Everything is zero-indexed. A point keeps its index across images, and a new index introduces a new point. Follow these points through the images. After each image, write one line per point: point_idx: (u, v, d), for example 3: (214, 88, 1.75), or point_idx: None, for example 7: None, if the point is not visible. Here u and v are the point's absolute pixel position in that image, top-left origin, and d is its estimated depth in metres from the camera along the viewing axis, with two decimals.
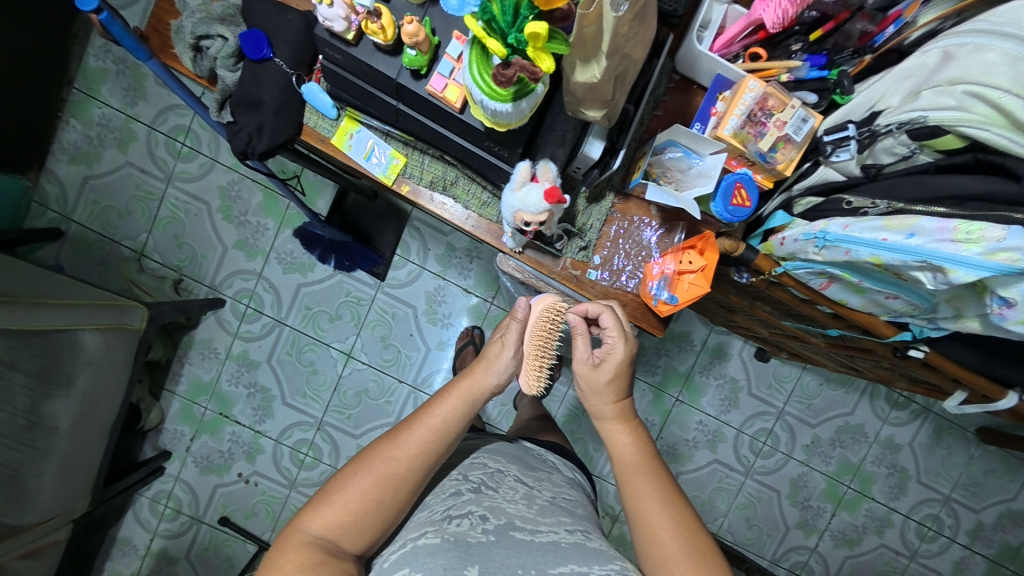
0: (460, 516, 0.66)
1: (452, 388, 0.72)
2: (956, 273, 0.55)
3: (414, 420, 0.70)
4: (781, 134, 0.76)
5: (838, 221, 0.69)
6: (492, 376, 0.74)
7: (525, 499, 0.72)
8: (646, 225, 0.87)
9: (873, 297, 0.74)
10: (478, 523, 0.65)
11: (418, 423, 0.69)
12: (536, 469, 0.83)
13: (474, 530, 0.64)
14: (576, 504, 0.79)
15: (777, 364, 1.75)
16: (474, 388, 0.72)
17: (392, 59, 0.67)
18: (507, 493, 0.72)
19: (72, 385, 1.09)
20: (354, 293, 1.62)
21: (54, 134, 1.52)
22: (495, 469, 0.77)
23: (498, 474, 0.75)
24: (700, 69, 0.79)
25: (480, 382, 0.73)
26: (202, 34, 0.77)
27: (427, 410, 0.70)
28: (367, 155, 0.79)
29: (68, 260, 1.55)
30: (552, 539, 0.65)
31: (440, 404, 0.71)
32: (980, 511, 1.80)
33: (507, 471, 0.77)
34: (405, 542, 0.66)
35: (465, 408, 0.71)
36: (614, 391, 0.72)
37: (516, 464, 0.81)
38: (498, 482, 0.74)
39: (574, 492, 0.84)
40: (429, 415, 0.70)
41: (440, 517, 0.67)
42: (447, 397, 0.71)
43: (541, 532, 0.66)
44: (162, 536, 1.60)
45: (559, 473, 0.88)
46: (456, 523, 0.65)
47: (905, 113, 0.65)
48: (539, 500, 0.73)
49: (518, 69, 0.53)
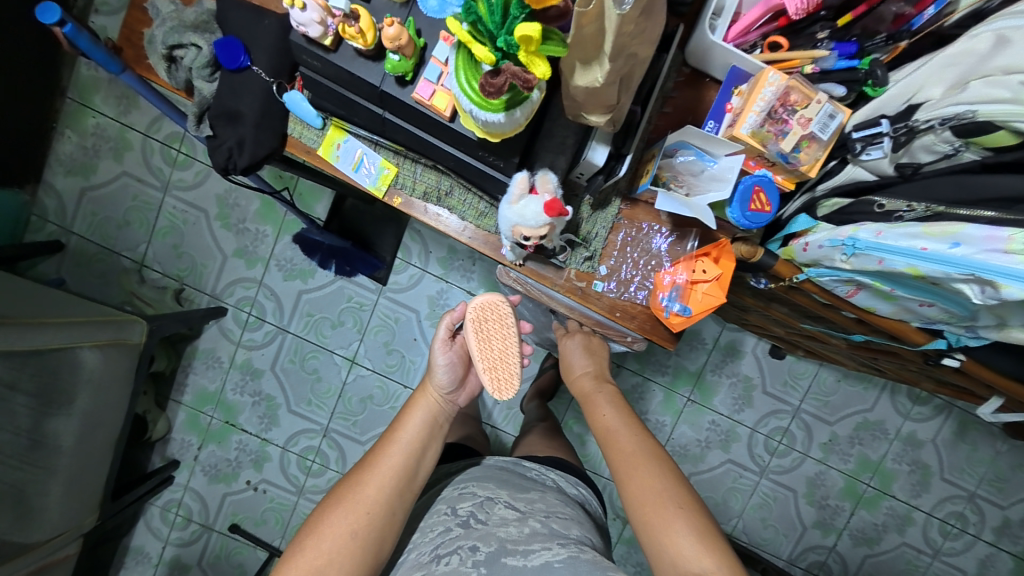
0: (449, 553, 0.64)
1: (414, 404, 0.72)
2: (1009, 288, 0.49)
3: (381, 443, 0.69)
4: (805, 132, 0.69)
5: (869, 226, 0.62)
6: (437, 379, 0.74)
7: (517, 523, 0.68)
8: (656, 232, 0.81)
9: (905, 304, 0.68)
10: (469, 556, 0.63)
11: (385, 445, 0.68)
12: (527, 490, 0.78)
13: (464, 564, 0.62)
14: (574, 523, 0.73)
15: (794, 361, 1.69)
16: (431, 395, 0.73)
17: (374, 65, 0.62)
18: (497, 522, 0.68)
19: (73, 404, 1.06)
20: (355, 298, 1.58)
21: (49, 146, 1.49)
22: (485, 498, 0.72)
23: (488, 503, 0.71)
24: (713, 62, 0.72)
25: (437, 387, 0.74)
26: (175, 44, 0.72)
27: (392, 430, 0.70)
28: (356, 165, 0.74)
29: (70, 274, 1.53)
30: (545, 561, 0.61)
31: (404, 421, 0.70)
32: (1007, 508, 1.73)
33: (499, 497, 0.73)
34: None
35: (426, 419, 0.71)
36: (590, 365, 0.85)
37: (506, 488, 0.76)
38: (487, 512, 0.70)
39: (573, 511, 0.78)
40: (393, 434, 0.69)
41: (429, 559, 0.65)
42: (410, 413, 0.71)
43: (534, 554, 0.62)
44: (175, 544, 1.61)
45: (555, 492, 0.83)
46: (445, 563, 0.63)
47: (950, 106, 0.58)
48: (533, 522, 0.69)
49: (510, 77, 0.47)
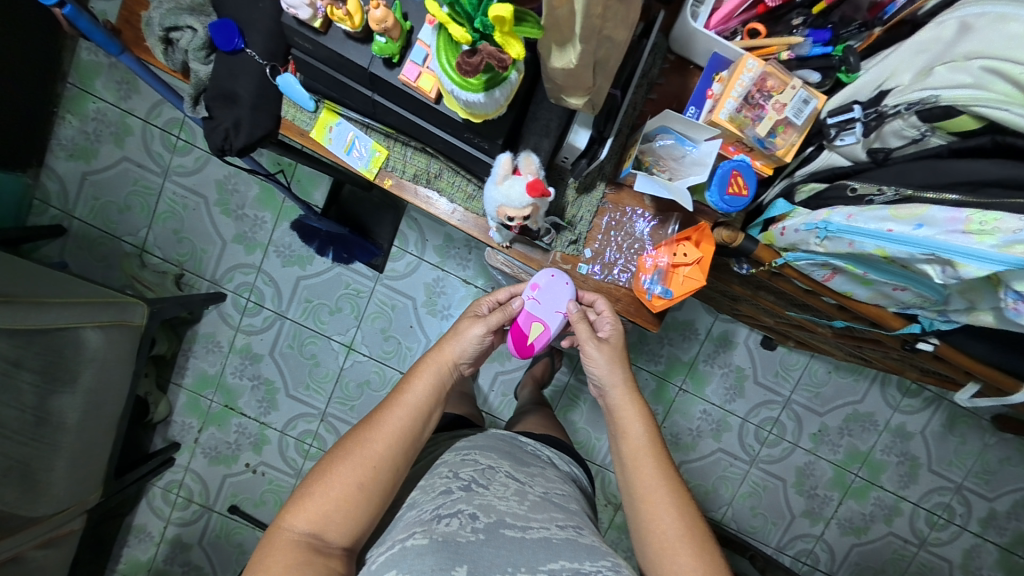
0: (450, 515, 0.65)
1: (424, 368, 0.72)
2: (966, 268, 0.51)
3: (387, 401, 0.70)
4: (780, 117, 0.71)
5: (841, 210, 0.64)
6: (458, 348, 0.74)
7: (516, 495, 0.70)
8: (640, 216, 0.83)
9: (880, 289, 0.70)
10: (468, 522, 0.64)
11: (392, 404, 0.69)
12: (528, 464, 0.82)
13: (463, 529, 0.63)
14: (569, 498, 0.77)
15: (786, 352, 1.71)
16: (443, 362, 0.73)
17: (364, 47, 0.64)
18: (498, 490, 0.71)
19: (76, 381, 1.09)
20: (353, 284, 1.61)
21: (51, 131, 1.51)
22: (486, 466, 0.75)
23: (489, 471, 0.74)
24: (696, 48, 0.74)
25: (453, 354, 0.74)
26: (171, 26, 0.74)
27: (399, 391, 0.70)
28: (348, 148, 0.77)
29: (72, 257, 1.56)
30: (544, 536, 0.64)
31: (412, 383, 0.71)
32: (994, 500, 1.76)
33: (499, 468, 0.76)
34: (393, 544, 0.64)
35: (436, 385, 0.71)
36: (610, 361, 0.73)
37: (507, 460, 0.79)
38: (488, 479, 0.73)
39: (569, 488, 0.82)
40: (401, 394, 0.70)
41: (430, 517, 0.65)
42: (420, 377, 0.71)
43: (532, 528, 0.65)
44: (176, 523, 1.65)
45: (552, 467, 0.87)
46: (445, 523, 0.63)
47: (915, 92, 0.60)
48: (531, 496, 0.72)
49: (486, 56, 0.50)
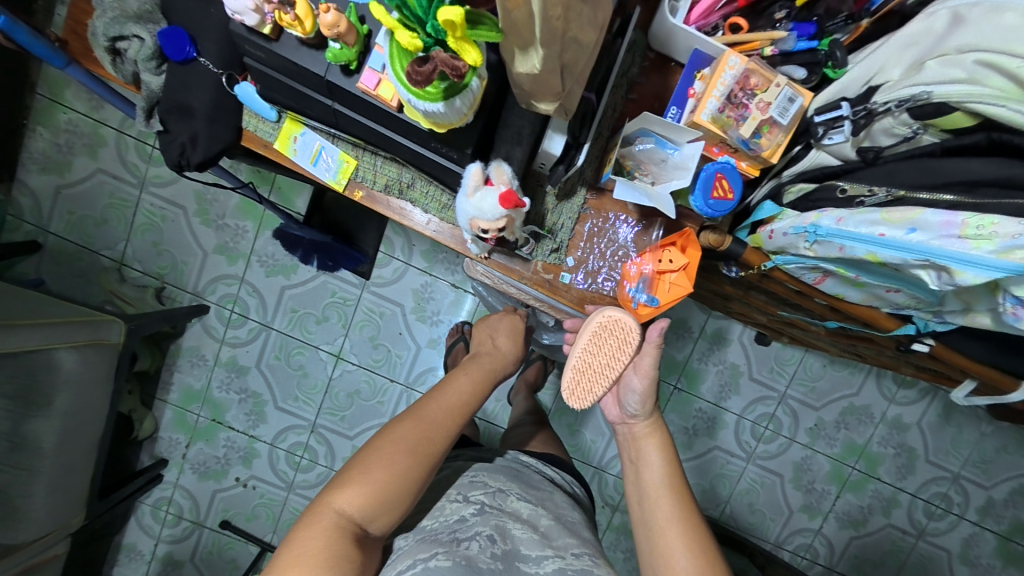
0: (468, 538, 0.62)
1: (471, 364, 0.74)
2: (963, 275, 0.49)
3: (437, 390, 0.68)
4: (764, 117, 0.68)
5: (830, 213, 0.61)
6: (502, 350, 0.81)
7: (529, 521, 0.68)
8: (622, 222, 0.80)
9: (873, 291, 0.67)
10: (487, 547, 0.61)
11: (444, 395, 0.68)
12: (536, 487, 0.79)
13: (482, 554, 0.60)
14: (579, 525, 0.74)
15: (781, 348, 1.69)
16: (491, 362, 0.77)
17: (318, 54, 0.61)
18: (511, 515, 0.68)
19: (52, 405, 1.05)
20: (340, 293, 1.57)
21: (20, 144, 1.46)
22: (497, 489, 0.72)
23: (500, 495, 0.71)
24: (676, 45, 0.70)
25: (498, 357, 0.79)
26: (117, 35, 0.69)
27: (451, 383, 0.70)
28: (315, 159, 0.73)
29: (49, 274, 1.52)
30: (558, 568, 0.61)
31: (464, 378, 0.71)
32: (991, 488, 1.75)
33: (510, 490, 0.73)
34: (414, 563, 0.59)
35: (483, 378, 0.73)
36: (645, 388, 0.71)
37: (516, 482, 0.77)
38: (500, 503, 0.69)
39: (574, 511, 0.79)
40: (453, 385, 0.69)
41: (448, 539, 0.62)
42: (469, 369, 0.73)
43: (547, 560, 0.62)
44: (167, 541, 1.62)
45: (557, 489, 0.84)
46: (465, 547, 0.60)
47: (906, 88, 0.57)
48: (542, 521, 0.69)
49: (438, 64, 0.46)
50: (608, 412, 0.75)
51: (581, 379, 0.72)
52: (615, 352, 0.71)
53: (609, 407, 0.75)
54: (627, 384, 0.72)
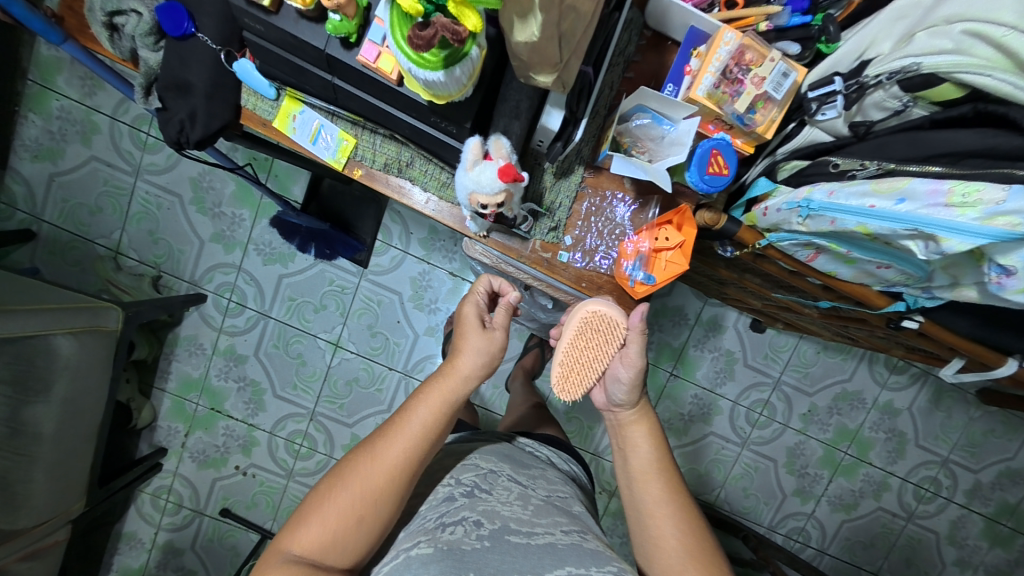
0: (454, 523, 0.62)
1: (428, 392, 0.65)
2: (949, 242, 0.50)
3: (387, 426, 0.64)
4: (759, 92, 0.70)
5: (823, 186, 0.63)
6: (467, 361, 0.67)
7: (520, 499, 0.68)
8: (619, 201, 0.81)
9: (864, 268, 0.69)
10: (472, 530, 0.61)
11: (394, 432, 0.63)
12: (529, 466, 0.80)
13: (468, 536, 0.60)
14: (572, 500, 0.75)
15: (775, 334, 1.71)
16: (451, 383, 0.66)
17: (318, 27, 0.61)
18: (501, 494, 0.68)
19: (50, 391, 1.05)
20: (338, 281, 1.57)
21: (13, 131, 1.45)
22: (488, 469, 0.73)
23: (490, 476, 0.72)
24: (673, 22, 0.72)
25: (462, 374, 0.67)
26: (114, 10, 0.70)
27: (403, 416, 0.64)
28: (314, 138, 0.73)
29: (44, 263, 1.51)
30: (548, 541, 0.61)
31: (416, 408, 0.64)
32: (978, 472, 1.79)
33: (501, 471, 0.74)
34: (397, 553, 0.61)
35: (441, 412, 0.64)
36: (631, 376, 0.69)
37: (508, 462, 0.78)
38: (491, 484, 0.70)
39: (570, 488, 0.81)
40: (403, 420, 0.63)
41: (434, 526, 0.63)
42: (424, 401, 0.64)
43: (537, 534, 0.62)
44: (167, 529, 1.63)
45: (553, 468, 0.85)
46: (449, 532, 0.61)
47: (897, 60, 0.58)
48: (534, 499, 0.70)
49: (438, 29, 0.46)
50: (595, 400, 0.74)
51: (569, 374, 0.73)
52: (601, 345, 0.72)
53: (595, 391, 0.75)
54: (615, 373, 0.71)
